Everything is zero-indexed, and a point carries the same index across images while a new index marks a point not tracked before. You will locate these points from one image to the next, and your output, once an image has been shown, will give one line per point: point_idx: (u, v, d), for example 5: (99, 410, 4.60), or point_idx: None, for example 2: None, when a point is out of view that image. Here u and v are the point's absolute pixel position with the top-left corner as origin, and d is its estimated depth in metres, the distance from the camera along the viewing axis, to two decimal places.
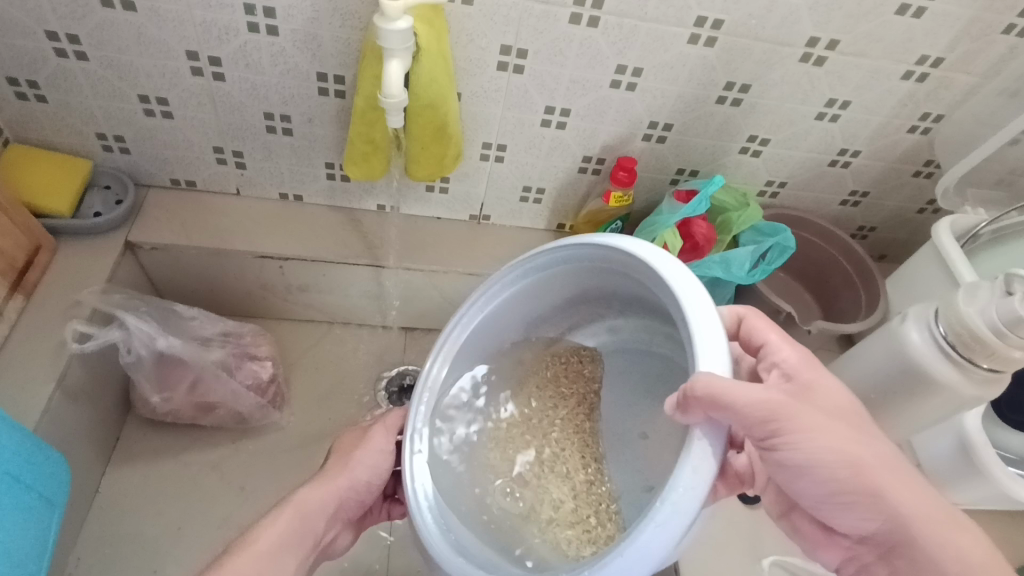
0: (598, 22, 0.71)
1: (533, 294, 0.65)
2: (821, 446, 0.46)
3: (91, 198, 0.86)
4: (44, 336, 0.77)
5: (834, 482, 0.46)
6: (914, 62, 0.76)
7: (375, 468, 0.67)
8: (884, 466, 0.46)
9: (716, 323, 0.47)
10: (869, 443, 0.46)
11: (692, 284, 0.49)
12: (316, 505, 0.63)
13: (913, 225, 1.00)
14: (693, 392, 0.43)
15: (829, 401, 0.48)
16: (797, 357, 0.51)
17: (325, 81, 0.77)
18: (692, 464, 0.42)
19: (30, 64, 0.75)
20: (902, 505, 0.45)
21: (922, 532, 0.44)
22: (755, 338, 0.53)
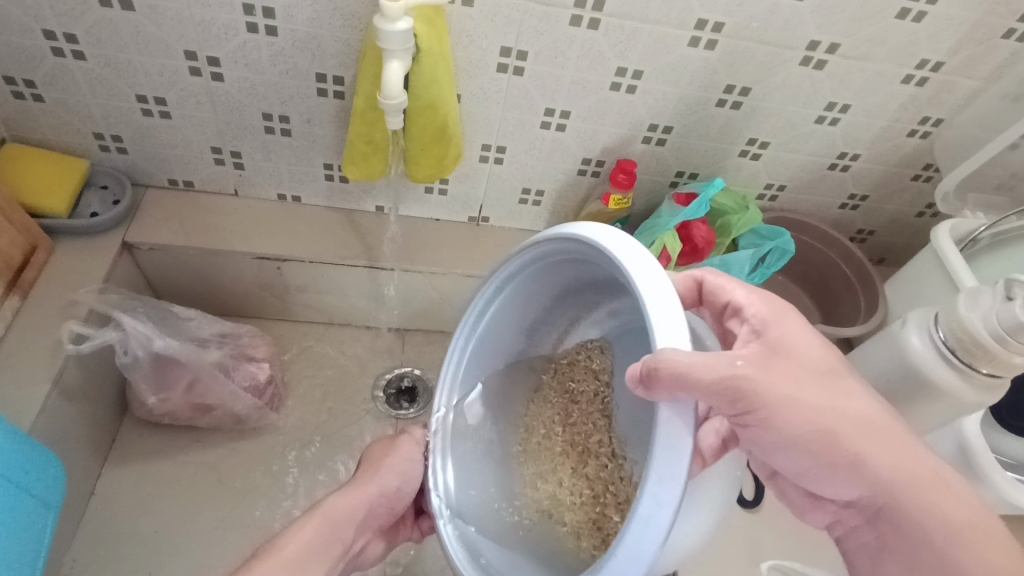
0: (599, 24, 0.71)
1: (521, 299, 0.65)
2: (794, 416, 0.46)
3: (89, 197, 0.86)
4: (40, 335, 0.76)
5: (809, 451, 0.47)
6: (915, 65, 0.76)
7: (404, 475, 0.70)
8: (861, 434, 0.47)
9: (667, 293, 0.45)
10: (844, 412, 0.47)
11: (642, 262, 0.46)
12: (344, 512, 0.66)
13: (913, 229, 1.00)
14: (658, 372, 0.42)
15: (801, 363, 0.48)
16: (766, 310, 0.51)
17: (324, 81, 0.76)
18: (668, 449, 0.40)
19: (27, 61, 0.74)
20: (881, 472, 0.46)
21: (905, 497, 0.46)
22: (720, 296, 0.54)
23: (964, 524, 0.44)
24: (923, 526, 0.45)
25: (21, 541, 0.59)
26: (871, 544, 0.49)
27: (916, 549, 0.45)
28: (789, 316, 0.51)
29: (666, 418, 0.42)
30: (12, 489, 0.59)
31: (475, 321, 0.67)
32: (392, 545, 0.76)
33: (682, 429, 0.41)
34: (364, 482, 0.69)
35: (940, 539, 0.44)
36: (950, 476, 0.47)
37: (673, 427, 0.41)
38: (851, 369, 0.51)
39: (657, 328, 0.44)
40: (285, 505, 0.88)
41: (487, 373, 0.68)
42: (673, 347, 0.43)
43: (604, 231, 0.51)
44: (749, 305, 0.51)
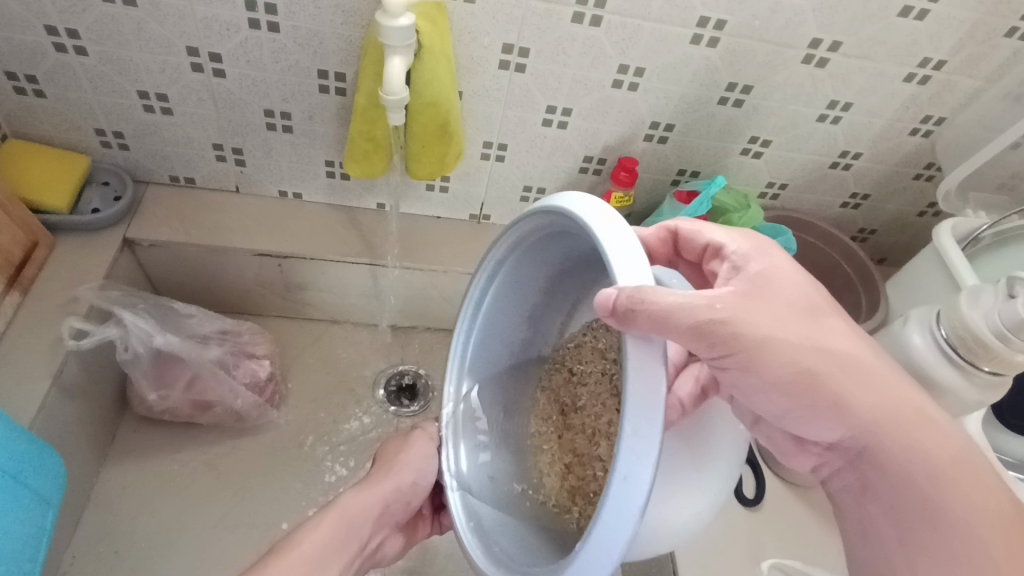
0: (601, 21, 0.71)
1: (519, 285, 0.64)
2: (777, 356, 0.47)
3: (90, 194, 0.86)
4: (40, 331, 0.76)
5: (790, 393, 0.48)
6: (916, 65, 0.76)
7: (419, 470, 0.73)
8: (845, 377, 0.47)
9: (630, 245, 0.45)
10: (827, 352, 0.48)
11: (600, 215, 0.47)
12: (360, 511, 0.69)
13: (914, 229, 1.00)
14: (635, 315, 0.42)
15: (785, 302, 0.49)
16: (747, 247, 0.53)
17: (326, 79, 0.76)
18: (640, 402, 0.40)
19: (28, 58, 0.74)
20: (862, 412, 0.47)
21: (885, 437, 0.46)
22: (696, 239, 0.57)
23: (944, 463, 0.45)
24: (903, 467, 0.46)
25: (18, 538, 0.59)
26: (854, 485, 0.49)
27: (895, 489, 0.46)
28: (770, 251, 0.52)
29: (634, 366, 0.41)
30: (9, 485, 0.59)
31: (474, 313, 0.66)
32: (410, 543, 0.79)
33: (659, 379, 0.41)
34: (380, 479, 0.72)
35: (919, 481, 0.45)
36: (931, 415, 0.47)
37: (645, 374, 0.41)
38: (836, 309, 0.52)
39: (620, 268, 0.44)
40: (285, 502, 0.88)
41: (493, 364, 0.68)
42: (651, 287, 0.43)
43: (597, 218, 0.46)
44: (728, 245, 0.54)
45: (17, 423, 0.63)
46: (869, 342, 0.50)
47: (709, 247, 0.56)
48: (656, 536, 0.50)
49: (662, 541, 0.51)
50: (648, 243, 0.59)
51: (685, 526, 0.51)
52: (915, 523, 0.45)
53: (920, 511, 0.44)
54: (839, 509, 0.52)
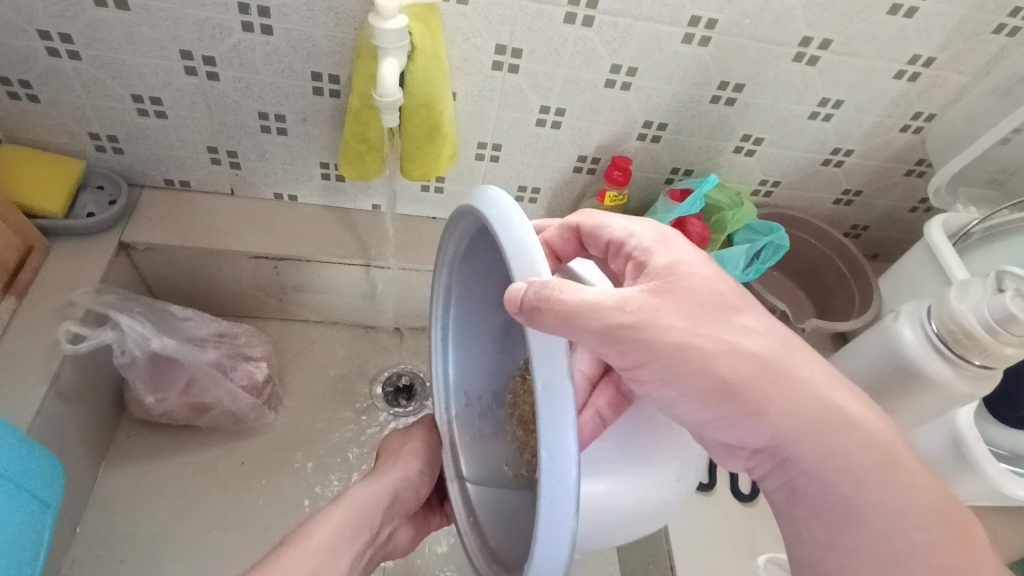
0: (592, 21, 0.71)
1: (481, 277, 0.61)
2: (693, 363, 0.45)
3: (84, 198, 0.86)
4: (35, 336, 0.76)
5: (709, 403, 0.46)
6: (906, 62, 0.77)
7: (423, 459, 0.75)
8: (760, 382, 0.45)
9: (530, 241, 0.42)
10: (742, 356, 0.45)
11: (503, 212, 0.44)
12: (368, 501, 0.70)
13: (906, 224, 1.01)
14: (540, 312, 0.41)
15: (693, 299, 0.47)
16: (648, 240, 0.52)
17: (319, 81, 0.77)
18: (552, 426, 0.38)
19: (21, 63, 0.74)
20: (781, 419, 0.45)
21: (801, 444, 0.45)
22: (601, 235, 0.56)
23: (868, 465, 0.44)
24: (827, 470, 0.44)
25: (15, 543, 0.58)
26: (782, 488, 0.47)
27: (821, 491, 0.44)
28: (673, 242, 0.52)
29: (541, 391, 0.39)
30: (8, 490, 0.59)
31: (445, 311, 0.63)
32: (421, 534, 0.79)
33: (564, 405, 0.39)
34: (385, 472, 0.73)
35: (845, 483, 0.43)
36: (855, 416, 0.46)
37: (554, 394, 0.39)
38: (748, 304, 0.49)
39: (514, 255, 0.42)
40: (283, 503, 0.88)
41: (480, 360, 0.64)
42: (558, 282, 0.42)
43: (496, 215, 0.44)
44: (632, 238, 0.53)
45: (17, 429, 0.63)
46: (788, 340, 0.48)
47: (611, 243, 0.55)
48: (615, 523, 0.51)
49: (626, 518, 0.51)
50: (552, 242, 0.58)
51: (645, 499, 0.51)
52: (844, 526, 0.43)
53: (845, 516, 0.43)
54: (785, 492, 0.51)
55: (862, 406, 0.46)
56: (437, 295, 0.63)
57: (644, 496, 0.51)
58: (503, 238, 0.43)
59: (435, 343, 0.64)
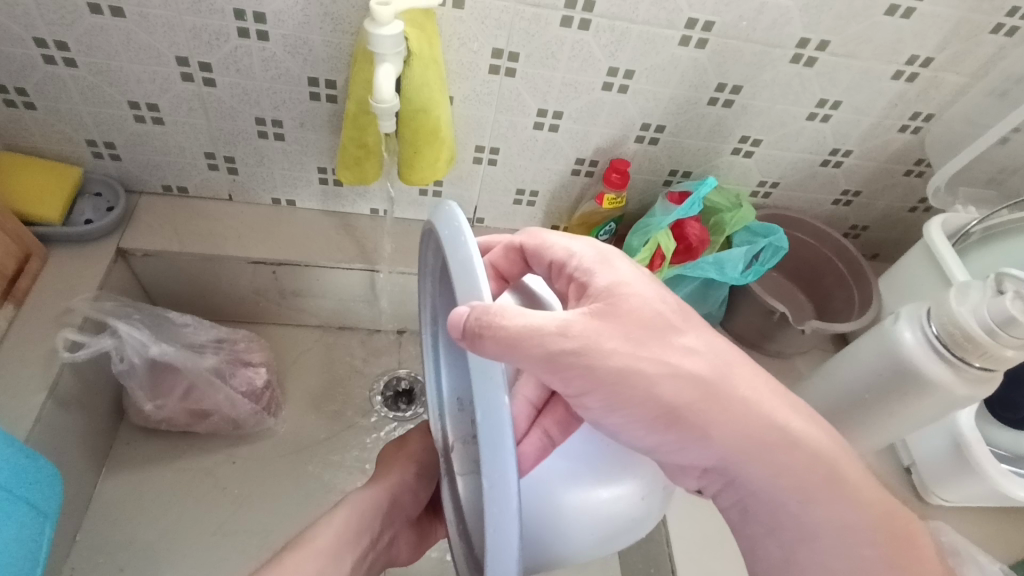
0: (589, 25, 0.71)
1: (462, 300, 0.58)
2: (638, 387, 0.45)
3: (82, 205, 0.86)
4: (34, 344, 0.76)
5: (655, 428, 0.46)
6: (903, 62, 0.76)
7: (421, 463, 0.74)
8: (704, 407, 0.45)
9: (478, 266, 0.41)
10: (685, 378, 0.46)
11: (452, 235, 0.43)
12: (370, 504, 0.70)
13: (906, 224, 1.01)
14: (482, 339, 0.40)
15: (635, 321, 0.46)
16: (589, 259, 0.50)
17: (316, 86, 0.76)
18: (491, 458, 0.38)
19: (19, 71, 0.74)
20: (726, 443, 0.45)
21: (745, 467, 0.46)
22: (543, 255, 0.53)
23: (814, 482, 0.46)
24: (774, 490, 0.46)
25: (16, 551, 0.59)
26: (734, 506, 0.49)
27: (771, 511, 0.47)
28: (613, 261, 0.50)
29: (482, 422, 0.38)
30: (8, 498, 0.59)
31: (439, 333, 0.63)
32: (424, 542, 0.79)
33: (503, 434, 0.38)
34: (382, 478, 0.73)
35: (793, 503, 0.46)
36: (800, 433, 0.47)
37: (494, 425, 0.38)
38: (689, 322, 0.48)
39: (459, 277, 0.41)
40: (283, 507, 0.88)
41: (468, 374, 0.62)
42: (500, 307, 0.41)
43: (447, 238, 0.43)
44: (573, 258, 0.51)
45: (16, 439, 0.63)
46: (732, 363, 0.48)
47: (553, 263, 0.52)
48: (591, 550, 0.51)
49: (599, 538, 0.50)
50: (496, 262, 0.55)
51: (630, 513, 0.50)
52: (797, 542, 0.46)
53: (795, 532, 0.46)
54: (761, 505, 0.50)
55: (806, 421, 0.48)
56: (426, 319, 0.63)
57: (617, 516, 0.49)
58: (451, 258, 0.42)
59: (430, 362, 0.64)
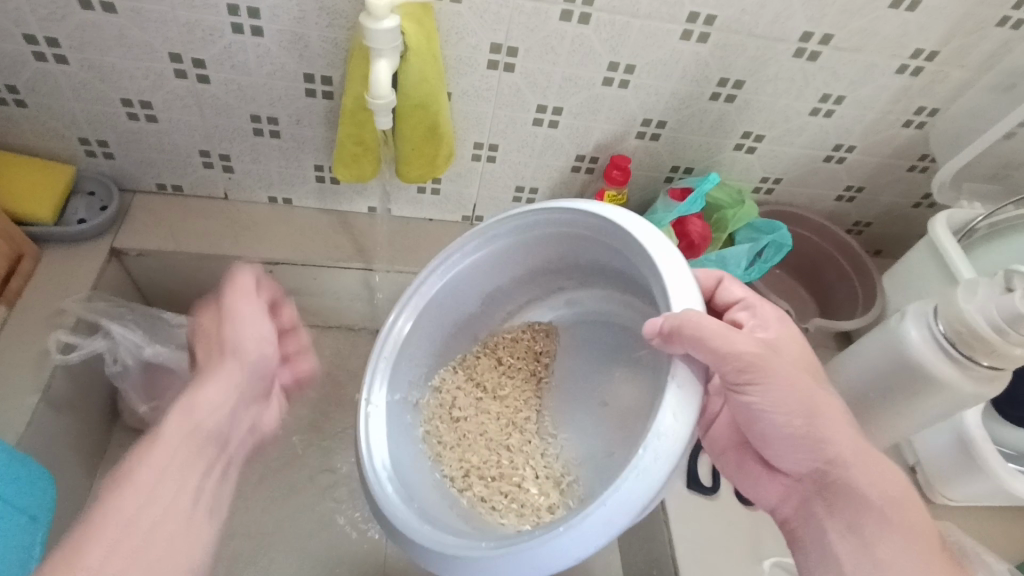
0: (590, 19, 0.70)
1: (496, 266, 0.74)
2: (801, 403, 0.53)
3: (76, 204, 0.85)
4: (26, 345, 0.75)
5: (794, 430, 0.54)
6: (908, 56, 0.75)
7: (239, 337, 0.59)
8: (833, 418, 0.53)
9: (686, 276, 0.56)
10: (829, 399, 0.54)
11: (664, 246, 0.58)
12: (183, 418, 0.53)
13: (909, 220, 1.00)
14: (680, 334, 0.51)
15: (806, 362, 0.56)
16: (765, 310, 0.59)
17: (312, 82, 0.75)
18: (674, 410, 0.49)
19: (9, 67, 0.73)
20: (839, 450, 0.53)
21: (847, 471, 0.52)
22: (728, 296, 0.62)
23: (887, 498, 0.52)
24: (862, 495, 0.52)
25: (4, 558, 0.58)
26: (808, 512, 0.56)
27: (846, 510, 0.53)
28: (766, 304, 0.60)
29: (673, 389, 0.50)
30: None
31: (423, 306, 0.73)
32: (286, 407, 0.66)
33: (665, 413, 0.49)
34: (198, 379, 0.56)
35: (871, 519, 0.51)
36: (880, 455, 0.54)
37: (683, 404, 0.49)
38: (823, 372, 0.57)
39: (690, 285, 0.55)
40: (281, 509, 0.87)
41: (444, 321, 0.76)
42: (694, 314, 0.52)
43: (667, 260, 0.57)
44: (744, 302, 0.61)
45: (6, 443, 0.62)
46: (833, 409, 0.54)
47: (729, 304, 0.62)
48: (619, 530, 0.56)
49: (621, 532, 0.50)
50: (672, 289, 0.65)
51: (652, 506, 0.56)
52: (862, 547, 0.51)
53: (848, 522, 0.53)
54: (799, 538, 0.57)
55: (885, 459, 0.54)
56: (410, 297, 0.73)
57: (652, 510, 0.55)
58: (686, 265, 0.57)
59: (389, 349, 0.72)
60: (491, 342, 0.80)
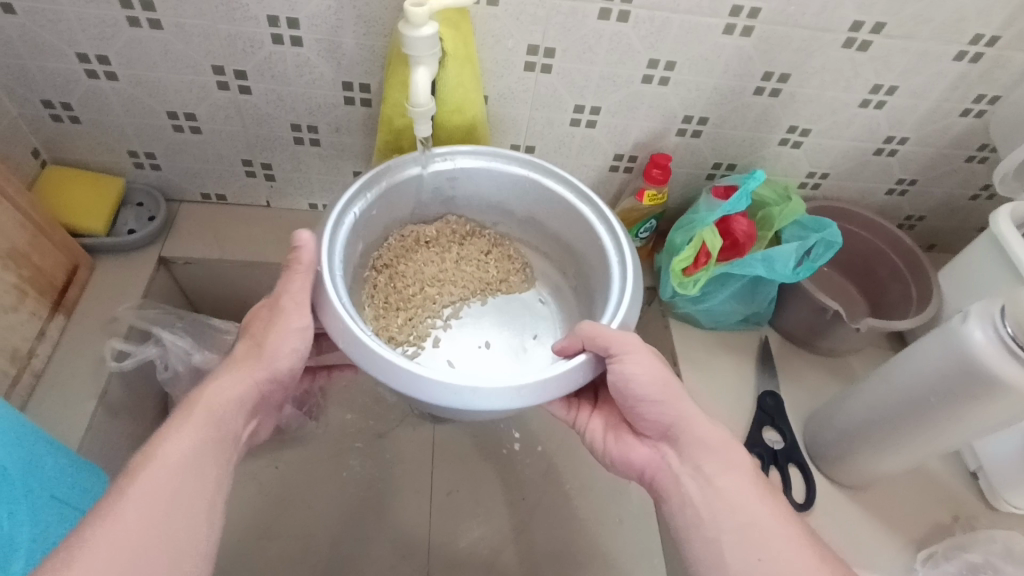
0: (628, 16, 0.68)
1: (530, 195, 0.75)
2: (647, 374, 0.59)
3: (125, 215, 0.87)
4: (82, 353, 0.78)
5: (650, 401, 0.59)
6: (967, 42, 0.71)
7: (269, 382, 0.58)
8: (677, 397, 0.60)
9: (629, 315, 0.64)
10: (669, 380, 0.60)
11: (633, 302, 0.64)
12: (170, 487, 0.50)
13: (966, 213, 0.95)
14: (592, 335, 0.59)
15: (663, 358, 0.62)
16: None
17: (351, 90, 0.76)
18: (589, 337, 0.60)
19: (63, 86, 0.75)
20: (694, 426, 0.59)
21: (697, 440, 0.58)
22: None
23: (730, 470, 0.57)
24: (714, 468, 0.57)
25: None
26: (681, 493, 0.58)
27: (699, 482, 0.57)
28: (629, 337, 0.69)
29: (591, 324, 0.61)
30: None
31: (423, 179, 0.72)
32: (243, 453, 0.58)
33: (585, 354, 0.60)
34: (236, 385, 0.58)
35: (719, 482, 0.57)
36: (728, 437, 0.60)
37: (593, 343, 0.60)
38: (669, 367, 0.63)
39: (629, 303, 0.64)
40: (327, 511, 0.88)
41: (465, 185, 0.75)
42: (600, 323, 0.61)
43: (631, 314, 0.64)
44: None
45: (48, 436, 0.62)
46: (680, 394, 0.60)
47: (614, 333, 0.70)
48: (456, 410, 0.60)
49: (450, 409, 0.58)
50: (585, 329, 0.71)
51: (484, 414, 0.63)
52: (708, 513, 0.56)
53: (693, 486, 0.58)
54: (660, 490, 0.60)
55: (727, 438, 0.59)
56: (434, 157, 0.70)
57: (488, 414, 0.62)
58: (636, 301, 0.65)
59: (383, 179, 0.69)
60: (477, 230, 0.81)
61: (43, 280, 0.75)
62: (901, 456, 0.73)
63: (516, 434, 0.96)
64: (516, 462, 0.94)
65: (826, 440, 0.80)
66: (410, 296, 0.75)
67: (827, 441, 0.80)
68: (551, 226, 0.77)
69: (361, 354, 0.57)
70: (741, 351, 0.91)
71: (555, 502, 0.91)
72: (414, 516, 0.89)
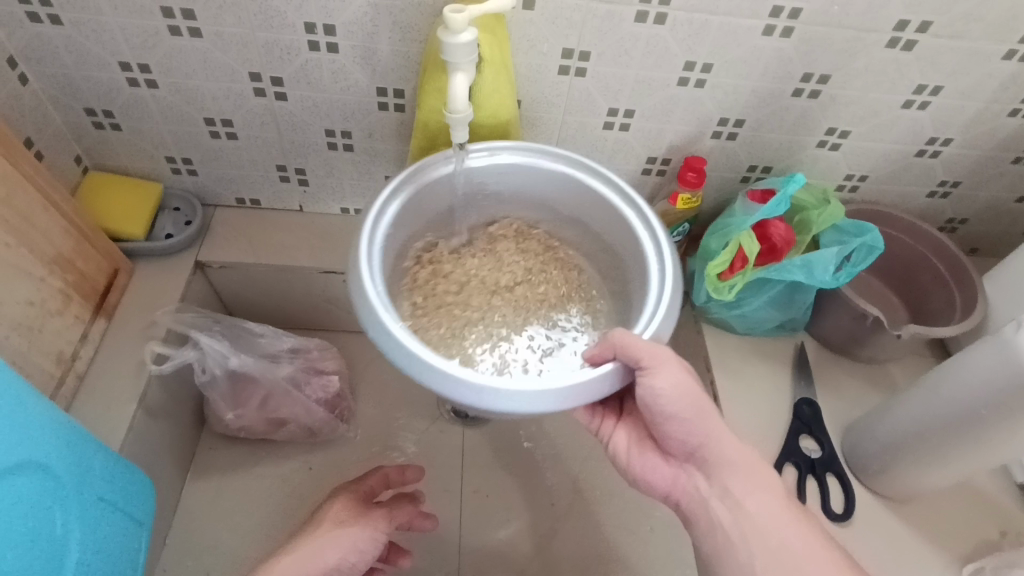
0: (666, 19, 0.67)
1: (570, 193, 0.73)
2: (679, 393, 0.57)
3: (163, 220, 0.89)
4: (122, 356, 0.79)
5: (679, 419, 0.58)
6: (1018, 41, 0.69)
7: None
8: (706, 416, 0.59)
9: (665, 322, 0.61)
10: (699, 397, 0.59)
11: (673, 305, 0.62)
12: None
13: (1010, 216, 0.92)
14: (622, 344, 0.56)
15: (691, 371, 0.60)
16: None
17: (384, 96, 0.76)
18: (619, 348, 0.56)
19: (105, 94, 0.77)
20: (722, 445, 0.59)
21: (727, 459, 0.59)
22: None
23: (759, 490, 0.58)
24: (744, 490, 0.58)
25: (33, 538, 0.52)
26: (710, 514, 0.58)
27: (727, 503, 0.58)
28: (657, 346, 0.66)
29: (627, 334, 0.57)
30: (34, 471, 0.53)
31: (463, 175, 0.71)
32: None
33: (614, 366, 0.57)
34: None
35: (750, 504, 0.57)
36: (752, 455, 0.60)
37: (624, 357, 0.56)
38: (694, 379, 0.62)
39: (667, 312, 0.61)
40: None
41: (503, 183, 0.74)
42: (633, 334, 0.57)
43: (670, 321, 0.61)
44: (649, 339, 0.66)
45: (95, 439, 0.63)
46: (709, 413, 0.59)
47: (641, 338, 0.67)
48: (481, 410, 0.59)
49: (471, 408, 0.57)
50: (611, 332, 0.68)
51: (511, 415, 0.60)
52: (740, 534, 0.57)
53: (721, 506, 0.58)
54: (689, 514, 0.60)
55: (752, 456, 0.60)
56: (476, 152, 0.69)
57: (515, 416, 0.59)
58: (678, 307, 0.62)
59: (421, 175, 0.68)
60: (522, 231, 0.80)
61: (86, 285, 0.77)
62: (945, 467, 0.71)
63: (546, 439, 0.96)
64: (546, 468, 0.94)
65: (867, 451, 0.78)
66: (447, 292, 0.73)
67: (868, 451, 0.78)
68: (591, 224, 0.75)
69: (386, 344, 0.56)
70: (776, 358, 0.89)
71: (585, 508, 0.90)
72: (444, 521, 0.89)
